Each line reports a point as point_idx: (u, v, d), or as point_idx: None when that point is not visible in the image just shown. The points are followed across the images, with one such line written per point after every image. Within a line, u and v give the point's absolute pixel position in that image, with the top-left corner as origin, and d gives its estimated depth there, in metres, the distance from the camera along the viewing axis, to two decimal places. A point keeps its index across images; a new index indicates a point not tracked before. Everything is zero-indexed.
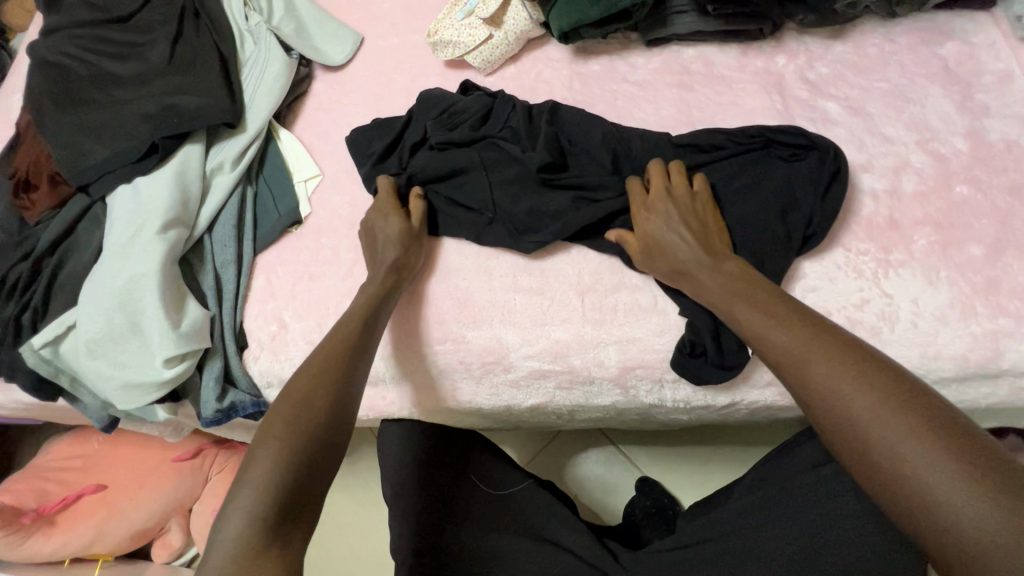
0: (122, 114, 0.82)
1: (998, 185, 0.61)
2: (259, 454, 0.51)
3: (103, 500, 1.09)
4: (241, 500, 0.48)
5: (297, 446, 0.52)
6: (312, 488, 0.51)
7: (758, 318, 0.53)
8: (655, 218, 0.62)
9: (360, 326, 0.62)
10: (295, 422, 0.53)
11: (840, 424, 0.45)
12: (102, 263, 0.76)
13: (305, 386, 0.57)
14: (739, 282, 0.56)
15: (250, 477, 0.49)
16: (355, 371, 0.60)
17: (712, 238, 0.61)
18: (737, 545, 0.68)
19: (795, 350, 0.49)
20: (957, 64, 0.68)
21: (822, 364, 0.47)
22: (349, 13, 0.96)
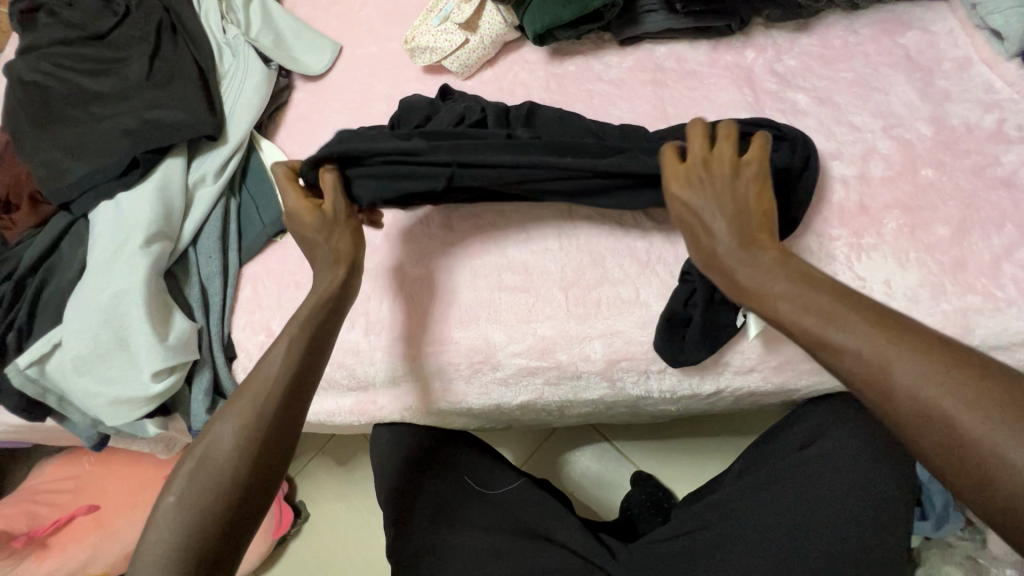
0: (102, 130, 0.82)
1: (962, 167, 0.63)
2: (160, 514, 0.49)
3: (96, 520, 1.08)
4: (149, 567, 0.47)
5: (194, 507, 0.49)
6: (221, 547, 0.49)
7: (820, 318, 0.46)
8: (699, 194, 0.54)
9: (280, 351, 0.56)
10: (201, 478, 0.50)
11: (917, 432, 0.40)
12: (86, 280, 0.76)
13: (213, 432, 0.52)
14: (785, 271, 0.50)
15: (151, 540, 0.48)
16: (278, 407, 0.54)
17: (751, 221, 0.53)
18: (727, 530, 0.69)
19: (860, 352, 0.43)
20: (919, 52, 0.70)
21: (898, 365, 0.42)
22: (326, 23, 0.97)
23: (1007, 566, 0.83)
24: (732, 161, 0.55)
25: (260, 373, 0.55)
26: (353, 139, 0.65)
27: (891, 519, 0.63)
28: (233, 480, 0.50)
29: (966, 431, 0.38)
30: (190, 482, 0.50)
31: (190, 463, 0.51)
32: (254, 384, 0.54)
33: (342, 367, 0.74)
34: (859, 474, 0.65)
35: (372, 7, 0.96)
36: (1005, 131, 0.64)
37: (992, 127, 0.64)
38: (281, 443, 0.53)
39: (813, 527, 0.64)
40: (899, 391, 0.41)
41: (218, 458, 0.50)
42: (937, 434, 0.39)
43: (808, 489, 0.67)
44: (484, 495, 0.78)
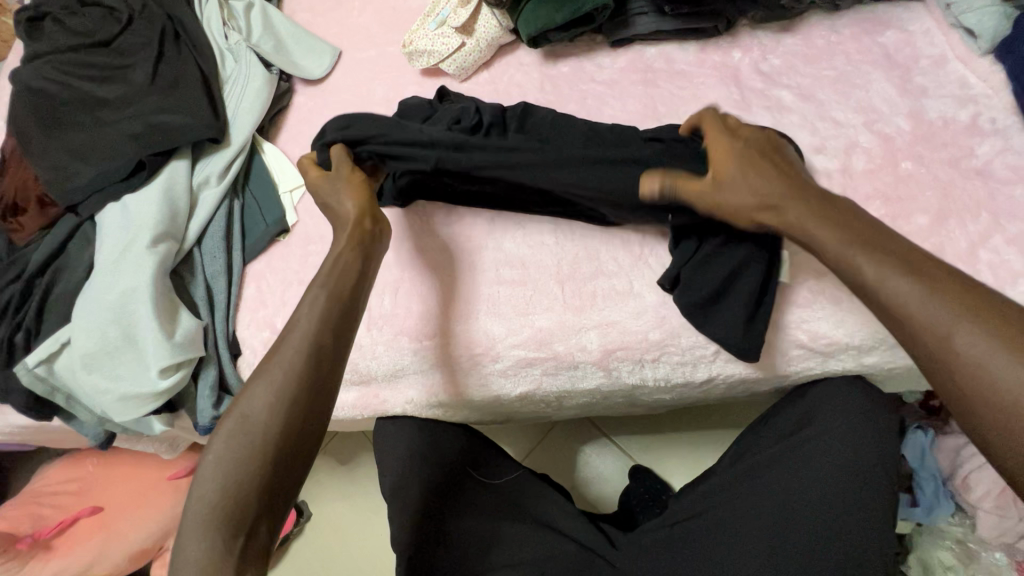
0: (108, 134, 0.84)
1: (939, 159, 0.65)
2: (206, 465, 0.50)
3: (101, 521, 1.09)
4: (196, 514, 0.49)
5: (241, 458, 0.50)
6: (267, 499, 0.50)
7: (885, 270, 0.47)
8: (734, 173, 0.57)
9: (310, 314, 0.56)
10: (245, 436, 0.51)
11: (961, 386, 0.42)
12: (94, 280, 0.78)
13: (252, 390, 0.53)
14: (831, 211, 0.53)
15: (197, 489, 0.49)
16: (314, 367, 0.54)
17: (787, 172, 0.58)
18: (723, 516, 0.71)
19: (912, 306, 0.45)
20: (897, 50, 0.73)
21: (950, 318, 0.43)
22: (326, 29, 1.00)
23: (995, 549, 0.85)
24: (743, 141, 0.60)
25: (292, 336, 0.55)
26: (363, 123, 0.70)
27: (883, 500, 0.65)
28: (272, 435, 0.51)
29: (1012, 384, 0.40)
30: (235, 437, 0.51)
31: (232, 418, 0.52)
32: (289, 342, 0.55)
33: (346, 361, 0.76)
34: (849, 454, 0.67)
35: (370, 13, 0.99)
36: (980, 124, 0.66)
37: (968, 121, 0.67)
38: (318, 403, 0.54)
39: (806, 507, 0.66)
40: (954, 349, 0.43)
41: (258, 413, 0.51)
42: (981, 387, 0.41)
43: (800, 472, 0.68)
44: (485, 485, 0.79)
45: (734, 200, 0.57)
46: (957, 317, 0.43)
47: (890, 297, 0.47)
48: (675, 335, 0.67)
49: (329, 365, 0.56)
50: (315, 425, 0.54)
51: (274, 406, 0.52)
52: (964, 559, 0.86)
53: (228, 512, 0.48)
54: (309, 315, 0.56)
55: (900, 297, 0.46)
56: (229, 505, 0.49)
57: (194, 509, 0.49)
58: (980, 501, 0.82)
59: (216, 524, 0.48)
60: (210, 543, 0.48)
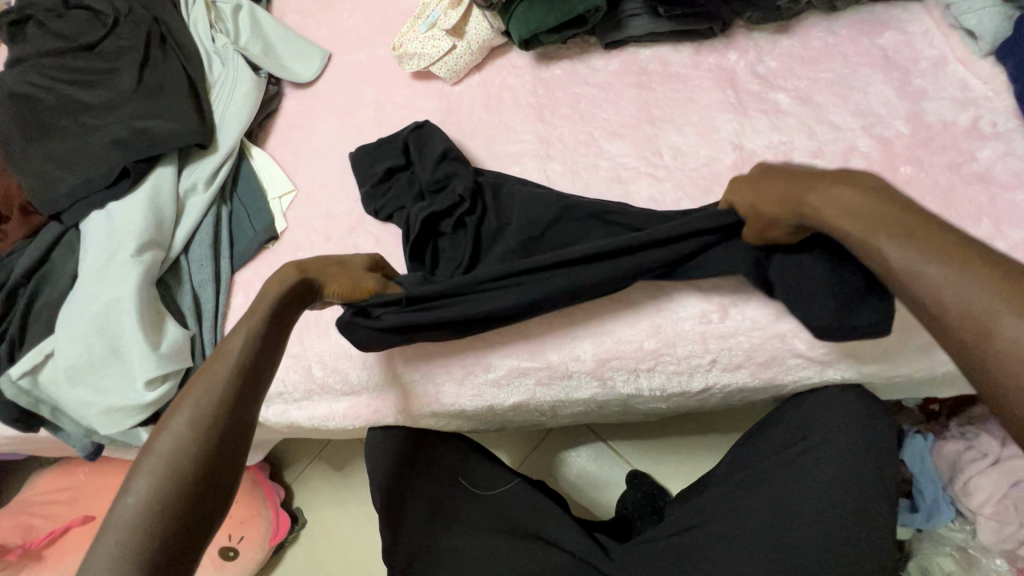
0: (92, 140, 0.82)
1: (940, 163, 0.64)
2: (118, 508, 0.46)
3: (93, 530, 1.07)
4: (100, 560, 0.44)
5: (157, 495, 0.46)
6: (185, 538, 0.47)
7: (869, 233, 0.45)
8: (745, 183, 0.57)
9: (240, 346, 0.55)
10: (170, 464, 0.48)
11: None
12: (78, 290, 0.76)
13: (169, 423, 0.50)
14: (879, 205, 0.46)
15: (105, 533, 0.45)
16: (242, 397, 0.53)
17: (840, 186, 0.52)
18: (719, 530, 0.70)
19: (964, 305, 0.39)
20: (896, 52, 0.72)
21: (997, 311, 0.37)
22: (315, 31, 0.98)
23: (996, 555, 0.84)
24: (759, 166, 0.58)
25: (212, 367, 0.54)
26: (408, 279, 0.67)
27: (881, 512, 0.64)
28: (191, 468, 0.48)
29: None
30: (158, 467, 0.48)
31: (147, 454, 0.49)
32: (210, 372, 0.53)
33: (336, 371, 0.75)
34: (847, 465, 0.65)
35: (360, 14, 0.97)
36: (980, 127, 0.65)
37: (968, 125, 0.66)
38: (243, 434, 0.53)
39: (802, 519, 0.65)
40: (983, 321, 0.38)
41: (175, 447, 0.49)
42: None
43: (797, 484, 0.67)
44: (479, 496, 0.79)
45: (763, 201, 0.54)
46: (1003, 308, 0.37)
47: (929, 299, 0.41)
48: (670, 344, 0.65)
49: (257, 393, 0.55)
50: (238, 456, 0.52)
51: (198, 433, 0.50)
52: (964, 566, 0.86)
53: (140, 554, 0.44)
54: (242, 343, 0.55)
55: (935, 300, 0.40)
56: (154, 538, 0.45)
57: (113, 544, 0.45)
58: (980, 507, 0.81)
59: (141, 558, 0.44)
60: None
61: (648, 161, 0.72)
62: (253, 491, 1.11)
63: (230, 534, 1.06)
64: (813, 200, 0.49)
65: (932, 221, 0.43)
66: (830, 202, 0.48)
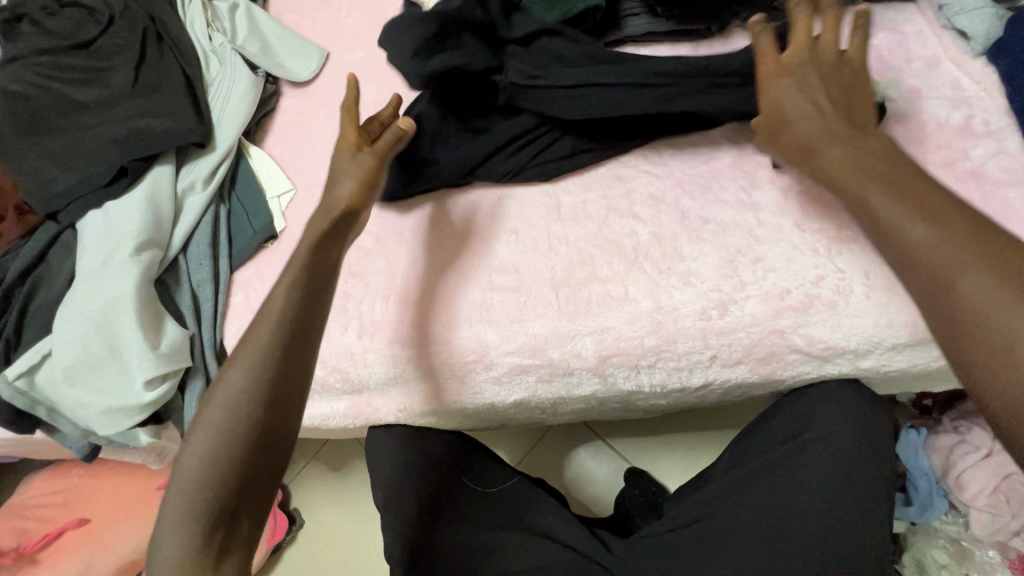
0: (89, 139, 0.82)
1: (934, 161, 0.65)
2: (188, 455, 0.49)
3: (88, 534, 1.07)
4: (173, 504, 0.48)
5: (224, 446, 0.49)
6: (251, 486, 0.49)
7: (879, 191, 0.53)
8: (778, 87, 0.62)
9: (293, 297, 0.54)
10: (212, 435, 0.49)
11: (987, 360, 0.43)
12: (76, 290, 0.76)
13: (231, 376, 0.52)
14: (874, 161, 0.55)
15: (178, 475, 0.49)
16: (295, 352, 0.53)
17: (847, 108, 0.61)
18: (719, 525, 0.70)
19: (926, 261, 0.48)
20: (890, 51, 0.72)
21: (957, 264, 0.46)
22: (313, 30, 0.98)
23: (987, 546, 0.86)
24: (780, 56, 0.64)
25: (263, 319, 0.54)
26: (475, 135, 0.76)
27: (879, 505, 0.65)
28: (252, 424, 0.50)
29: (1018, 335, 0.42)
30: (202, 435, 0.50)
31: (212, 402, 0.51)
32: (264, 325, 0.53)
33: (336, 370, 0.74)
34: (847, 459, 0.66)
35: (358, 13, 0.97)
36: (973, 126, 0.66)
37: (961, 123, 0.67)
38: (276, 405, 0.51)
39: (803, 513, 0.66)
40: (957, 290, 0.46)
41: (238, 400, 0.50)
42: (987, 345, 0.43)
43: (799, 478, 0.68)
44: (481, 493, 0.79)
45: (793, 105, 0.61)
46: (967, 272, 0.46)
47: (894, 258, 0.51)
48: (670, 341, 0.66)
49: (293, 362, 0.52)
50: (289, 414, 0.52)
51: (235, 399, 0.50)
52: (956, 557, 0.87)
53: (209, 500, 0.48)
54: (286, 295, 0.54)
55: (901, 260, 0.50)
56: (208, 500, 0.48)
57: (170, 509, 0.48)
58: (972, 500, 0.83)
59: (188, 524, 0.47)
60: (183, 547, 0.46)
61: (648, 160, 0.74)
62: None
63: None
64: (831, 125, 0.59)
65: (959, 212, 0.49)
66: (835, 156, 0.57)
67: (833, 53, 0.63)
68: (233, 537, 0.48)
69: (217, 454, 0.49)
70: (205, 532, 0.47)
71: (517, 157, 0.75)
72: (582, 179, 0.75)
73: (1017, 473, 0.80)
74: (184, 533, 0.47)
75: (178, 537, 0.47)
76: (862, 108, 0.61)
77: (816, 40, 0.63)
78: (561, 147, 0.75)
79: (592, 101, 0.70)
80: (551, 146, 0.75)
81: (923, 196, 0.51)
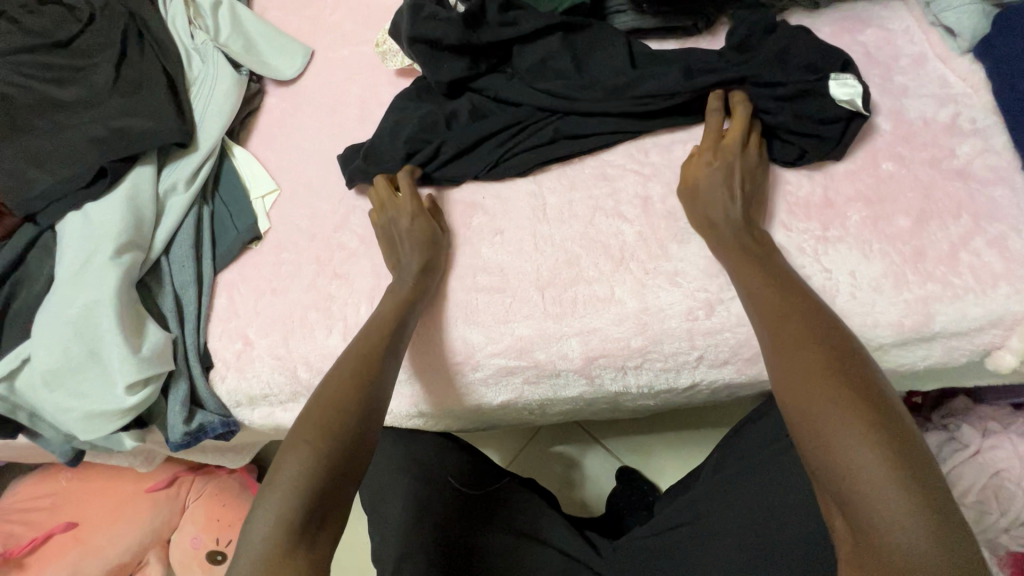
0: (68, 139, 0.80)
1: (921, 160, 0.65)
2: (290, 458, 0.54)
3: (76, 538, 1.06)
4: (273, 499, 0.52)
5: (328, 449, 0.55)
6: (339, 492, 0.54)
7: (737, 273, 0.60)
8: (716, 170, 0.65)
9: (392, 328, 0.65)
10: (319, 428, 0.56)
11: (805, 425, 0.49)
12: (55, 293, 0.75)
13: (340, 388, 0.60)
14: (754, 260, 0.60)
15: (281, 477, 0.53)
16: (385, 370, 0.62)
17: (754, 209, 0.64)
18: (706, 526, 0.71)
19: (792, 387, 0.51)
20: (877, 48, 0.72)
21: (787, 348, 0.53)
22: (298, 27, 0.96)
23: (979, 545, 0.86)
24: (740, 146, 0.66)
25: (364, 339, 0.64)
26: (459, 129, 0.76)
27: None
28: (353, 432, 0.57)
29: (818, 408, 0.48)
30: (309, 427, 0.56)
31: (316, 408, 0.58)
32: (366, 346, 0.63)
33: (321, 372, 0.75)
34: None
35: (343, 11, 0.96)
36: (960, 124, 0.66)
37: (948, 121, 0.66)
38: (371, 418, 0.59)
39: (794, 513, 0.65)
40: (782, 357, 0.53)
41: (346, 407, 0.58)
42: (846, 472, 0.45)
43: (791, 479, 0.67)
44: (470, 495, 0.78)
45: (711, 191, 0.65)
46: (788, 342, 0.53)
47: (768, 372, 0.54)
48: (657, 342, 0.65)
49: (380, 378, 0.61)
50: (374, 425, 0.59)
51: (343, 406, 0.58)
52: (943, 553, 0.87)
53: (311, 500, 0.52)
54: (387, 319, 0.65)
55: (774, 373, 0.53)
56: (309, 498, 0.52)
57: (275, 487, 0.53)
58: (962, 496, 0.83)
59: (294, 503, 0.51)
60: (282, 525, 0.50)
61: (635, 159, 0.74)
62: (241, 496, 1.12)
63: (219, 538, 1.08)
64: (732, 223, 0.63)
65: (796, 293, 0.57)
66: (722, 247, 0.62)
67: (758, 152, 0.66)
68: (322, 534, 0.52)
69: (325, 445, 0.55)
70: (305, 516, 0.51)
71: (504, 145, 0.75)
72: (568, 178, 0.74)
73: (1005, 471, 0.81)
74: (286, 512, 0.51)
75: (280, 514, 0.51)
76: (759, 206, 0.65)
77: (748, 141, 0.66)
78: (544, 133, 0.75)
79: (580, 87, 0.74)
80: (533, 134, 0.75)
81: (768, 285, 0.58)
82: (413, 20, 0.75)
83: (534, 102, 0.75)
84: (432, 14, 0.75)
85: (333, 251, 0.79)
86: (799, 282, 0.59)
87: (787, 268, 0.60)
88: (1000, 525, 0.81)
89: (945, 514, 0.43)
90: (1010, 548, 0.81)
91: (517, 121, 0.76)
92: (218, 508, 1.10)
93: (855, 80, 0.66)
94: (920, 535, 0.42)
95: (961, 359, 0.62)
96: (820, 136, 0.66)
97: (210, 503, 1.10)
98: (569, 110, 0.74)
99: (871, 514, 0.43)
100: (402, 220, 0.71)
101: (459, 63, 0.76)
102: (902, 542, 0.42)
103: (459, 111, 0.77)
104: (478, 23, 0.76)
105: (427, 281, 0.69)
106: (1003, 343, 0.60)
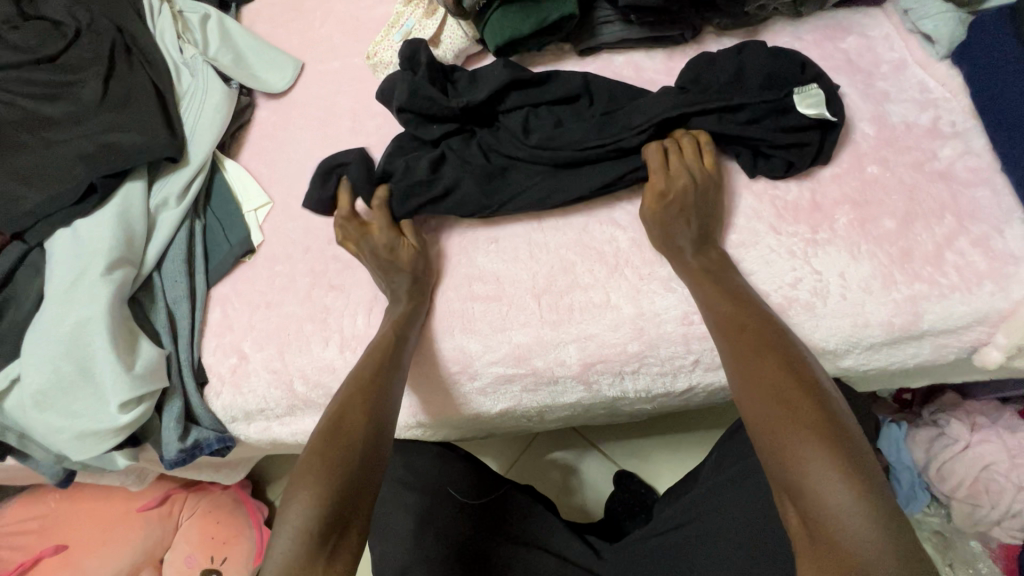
0: (56, 156, 0.79)
1: (904, 163, 0.67)
2: (304, 474, 0.54)
3: (65, 561, 1.04)
4: (292, 513, 0.52)
5: (341, 463, 0.54)
6: (356, 506, 0.54)
7: (699, 288, 0.62)
8: (674, 198, 0.66)
9: (392, 348, 0.65)
10: (332, 443, 0.56)
11: (759, 427, 0.52)
12: (45, 311, 0.74)
13: (346, 404, 0.60)
14: (714, 276, 0.63)
15: (297, 492, 0.53)
16: (392, 384, 0.63)
17: (711, 223, 0.66)
18: (703, 530, 0.71)
19: (749, 395, 0.54)
20: (859, 55, 0.74)
21: (742, 357, 0.56)
22: (288, 40, 0.97)
23: (970, 537, 0.88)
24: (692, 171, 0.67)
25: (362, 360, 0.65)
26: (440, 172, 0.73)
27: None
28: (363, 442, 0.57)
29: (768, 411, 0.52)
30: (320, 441, 0.57)
31: (328, 424, 0.58)
32: (367, 359, 0.64)
33: (318, 386, 0.74)
34: None
35: (333, 23, 0.96)
36: (940, 127, 0.68)
37: (929, 125, 0.68)
38: (383, 432, 0.59)
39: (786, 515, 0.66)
40: (736, 364, 0.56)
41: (356, 422, 0.58)
42: (794, 466, 0.48)
43: None
44: (469, 505, 0.77)
45: (672, 216, 0.66)
46: (739, 351, 0.57)
47: (728, 381, 0.57)
48: (653, 346, 0.66)
49: (378, 389, 0.61)
50: (382, 438, 0.59)
51: (349, 422, 0.58)
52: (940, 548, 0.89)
53: (330, 514, 0.52)
54: (388, 329, 0.67)
55: (734, 377, 0.56)
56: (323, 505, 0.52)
57: (295, 494, 0.53)
58: (953, 491, 0.84)
59: (313, 518, 0.51)
60: (303, 536, 0.50)
61: None
62: (235, 511, 1.10)
63: (213, 556, 1.06)
64: (691, 245, 0.65)
65: (752, 300, 0.60)
66: (687, 266, 0.64)
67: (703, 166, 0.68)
68: (341, 546, 0.52)
69: (336, 460, 0.54)
70: (323, 526, 0.51)
71: (485, 186, 0.72)
72: None
73: (993, 464, 0.81)
74: (306, 521, 0.51)
75: (299, 528, 0.51)
76: (715, 221, 0.67)
77: (691, 164, 0.67)
78: (529, 179, 0.72)
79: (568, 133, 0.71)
80: (516, 176, 0.73)
81: (731, 295, 0.60)
82: (411, 99, 0.73)
83: (533, 149, 0.72)
84: (431, 96, 0.74)
85: (327, 264, 0.79)
86: (754, 295, 0.62)
87: (744, 284, 0.63)
88: (992, 518, 0.82)
89: (887, 507, 0.45)
90: (1001, 540, 0.84)
91: (501, 167, 0.73)
92: (212, 525, 1.08)
93: (819, 88, 0.67)
94: (866, 526, 0.44)
95: (949, 354, 0.63)
96: (797, 156, 0.67)
97: (204, 521, 1.08)
98: (557, 153, 0.71)
99: (822, 505, 0.46)
100: (377, 241, 0.71)
101: (454, 136, 0.76)
102: (846, 532, 0.44)
103: (444, 145, 0.75)
104: (469, 83, 0.78)
105: (423, 280, 0.70)
106: (990, 339, 0.61)
